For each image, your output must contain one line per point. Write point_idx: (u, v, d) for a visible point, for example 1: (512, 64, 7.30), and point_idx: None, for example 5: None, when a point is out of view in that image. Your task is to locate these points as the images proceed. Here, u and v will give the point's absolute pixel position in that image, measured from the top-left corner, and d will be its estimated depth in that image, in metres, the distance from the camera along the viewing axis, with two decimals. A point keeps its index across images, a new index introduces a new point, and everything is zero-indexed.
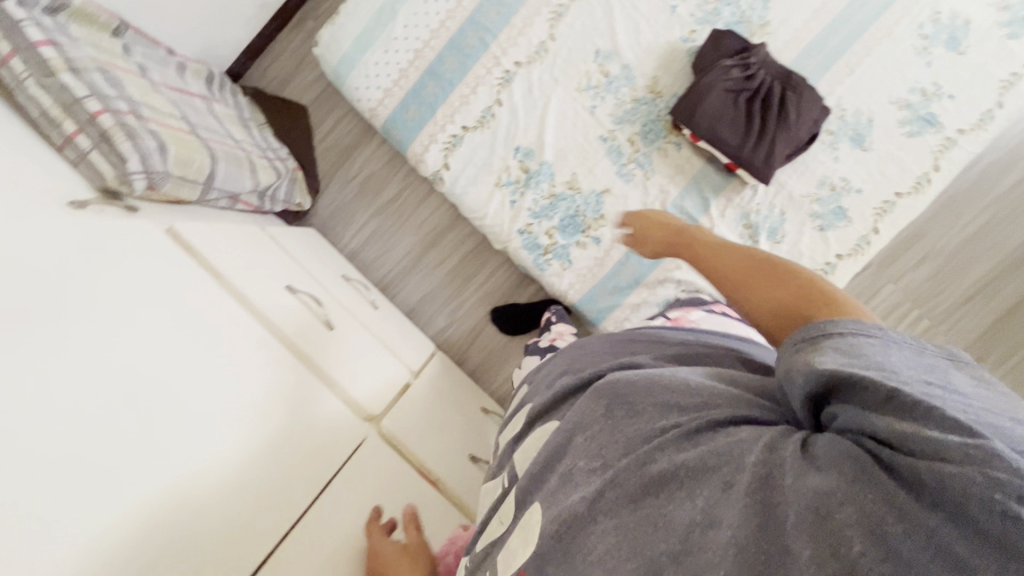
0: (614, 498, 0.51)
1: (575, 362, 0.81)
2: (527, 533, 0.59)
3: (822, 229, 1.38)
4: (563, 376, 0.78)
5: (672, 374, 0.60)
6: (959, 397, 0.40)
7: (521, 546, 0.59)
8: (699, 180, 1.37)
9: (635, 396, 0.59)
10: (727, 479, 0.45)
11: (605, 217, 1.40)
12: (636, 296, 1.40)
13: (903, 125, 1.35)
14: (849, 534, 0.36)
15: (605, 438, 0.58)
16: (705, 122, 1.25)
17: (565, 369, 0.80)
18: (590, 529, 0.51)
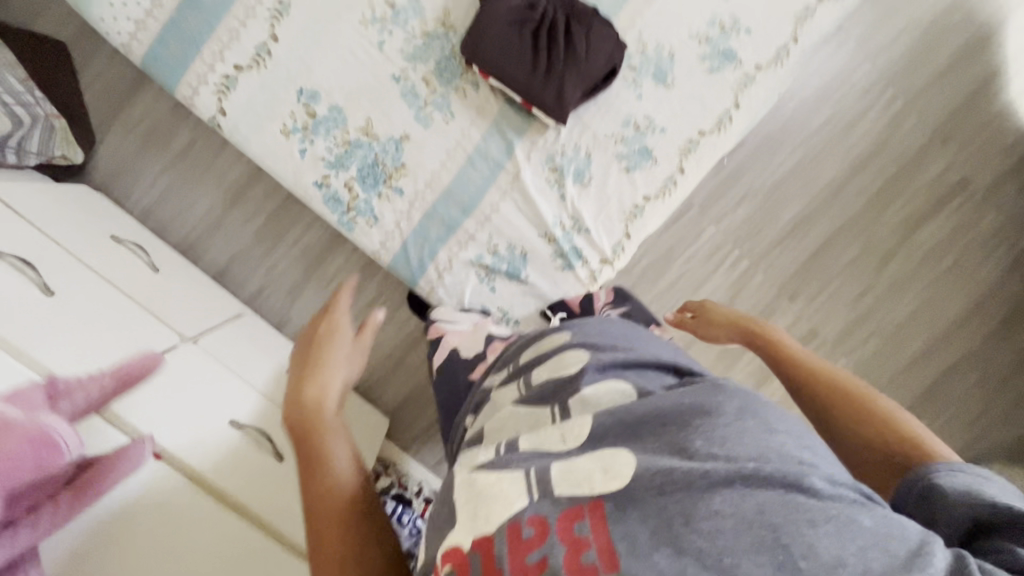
0: (760, 494, 0.48)
1: (615, 337, 0.78)
2: (612, 465, 0.53)
3: (629, 170, 1.36)
4: (609, 346, 0.74)
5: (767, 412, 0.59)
6: None
7: (599, 472, 0.53)
8: (499, 123, 1.32)
9: (757, 415, 0.56)
10: (863, 534, 0.46)
11: (406, 166, 1.33)
12: (447, 247, 1.36)
13: (704, 61, 1.33)
14: None
15: (726, 425, 0.54)
16: (489, 58, 1.22)
17: (609, 342, 0.76)
18: (698, 519, 0.47)
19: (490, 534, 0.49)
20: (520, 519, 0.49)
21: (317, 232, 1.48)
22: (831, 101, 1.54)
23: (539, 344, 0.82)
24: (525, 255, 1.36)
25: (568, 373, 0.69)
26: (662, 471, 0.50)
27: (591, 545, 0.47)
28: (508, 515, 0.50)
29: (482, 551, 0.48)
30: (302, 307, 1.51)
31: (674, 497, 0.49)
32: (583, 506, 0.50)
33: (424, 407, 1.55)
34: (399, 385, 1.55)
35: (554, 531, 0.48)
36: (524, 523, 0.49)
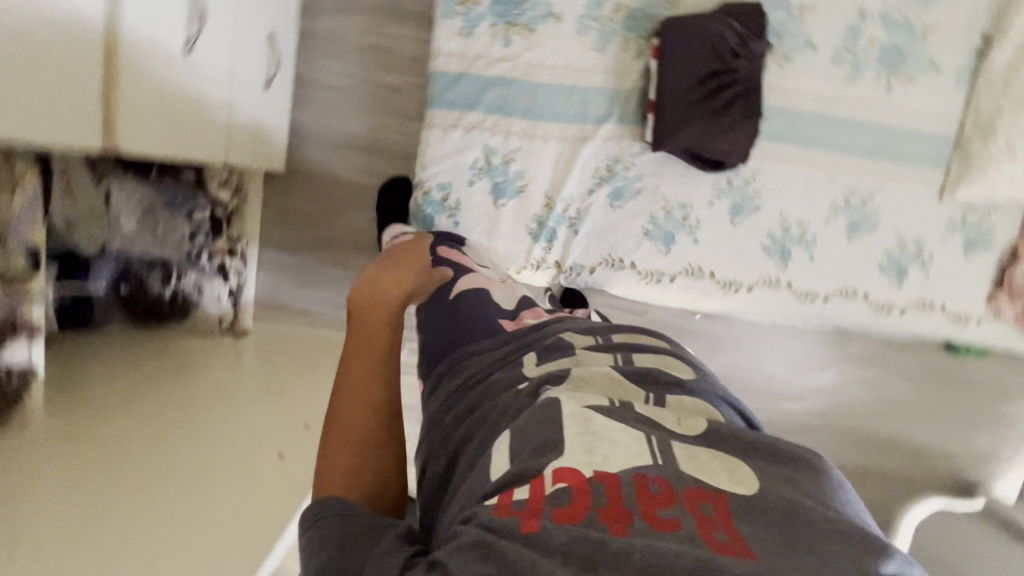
0: (904, 570, 0.46)
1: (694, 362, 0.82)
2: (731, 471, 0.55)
3: (646, 235, 1.37)
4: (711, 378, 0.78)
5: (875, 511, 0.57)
6: None
7: (727, 480, 0.54)
8: (618, 96, 1.29)
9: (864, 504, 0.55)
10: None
11: (532, 34, 1.26)
12: (482, 114, 1.29)
13: (767, 238, 1.39)
14: None
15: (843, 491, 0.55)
16: (673, 47, 1.21)
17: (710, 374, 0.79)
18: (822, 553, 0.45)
19: (620, 478, 0.54)
20: (645, 476, 0.54)
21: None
22: (790, 369, 1.62)
23: (634, 333, 0.85)
24: (519, 192, 1.33)
25: (680, 380, 0.74)
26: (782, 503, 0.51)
27: (720, 528, 0.48)
28: (631, 467, 0.55)
29: (608, 489, 0.53)
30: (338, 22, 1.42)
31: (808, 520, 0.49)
32: (708, 491, 0.52)
33: (326, 187, 1.51)
34: (327, 153, 1.48)
35: (680, 499, 0.52)
36: (651, 481, 0.54)
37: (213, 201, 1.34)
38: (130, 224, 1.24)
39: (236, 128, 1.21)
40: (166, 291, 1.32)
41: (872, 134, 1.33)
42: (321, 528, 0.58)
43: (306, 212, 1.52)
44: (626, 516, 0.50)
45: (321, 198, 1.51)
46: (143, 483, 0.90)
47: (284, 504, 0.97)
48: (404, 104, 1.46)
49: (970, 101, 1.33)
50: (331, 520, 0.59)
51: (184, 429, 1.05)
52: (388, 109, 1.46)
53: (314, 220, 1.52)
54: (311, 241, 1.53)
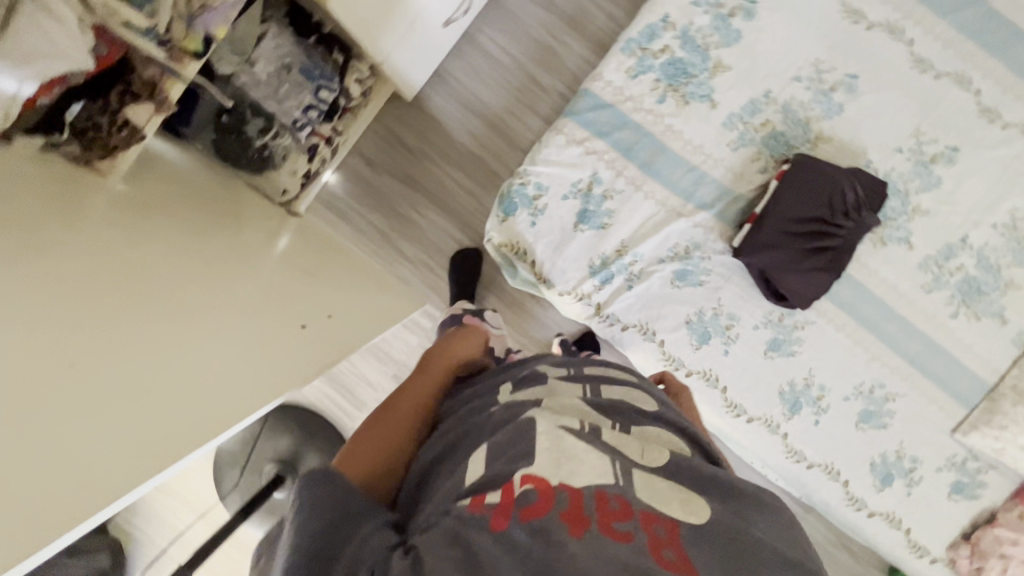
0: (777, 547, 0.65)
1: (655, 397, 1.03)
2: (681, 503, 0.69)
3: (686, 324, 1.41)
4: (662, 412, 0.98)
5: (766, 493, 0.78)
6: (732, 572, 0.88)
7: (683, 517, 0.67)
8: (727, 194, 1.36)
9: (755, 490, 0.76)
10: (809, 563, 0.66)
11: (684, 106, 1.34)
12: (607, 146, 1.35)
13: (787, 383, 1.42)
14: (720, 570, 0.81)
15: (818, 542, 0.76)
16: (796, 178, 1.27)
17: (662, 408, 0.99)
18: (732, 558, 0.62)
19: (584, 493, 0.65)
20: (605, 492, 0.66)
21: (603, 22, 1.52)
22: None
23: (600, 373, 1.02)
24: (601, 227, 1.37)
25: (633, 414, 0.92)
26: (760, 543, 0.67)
27: (666, 549, 0.60)
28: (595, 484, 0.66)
29: (571, 497, 0.64)
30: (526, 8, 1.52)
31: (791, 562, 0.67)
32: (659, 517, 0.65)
33: (434, 133, 1.56)
34: (451, 106, 1.55)
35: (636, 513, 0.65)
36: (613, 497, 0.65)
37: (343, 90, 1.39)
38: (265, 69, 1.28)
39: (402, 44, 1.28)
40: (257, 142, 1.34)
41: (921, 344, 1.39)
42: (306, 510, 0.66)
43: (405, 145, 1.57)
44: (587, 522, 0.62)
45: (426, 139, 1.57)
46: (191, 290, 0.92)
47: (290, 361, 1.03)
48: (540, 103, 1.53)
49: (1018, 362, 1.38)
50: (322, 491, 0.67)
51: (225, 255, 1.07)
52: (524, 99, 1.55)
53: (408, 155, 1.57)
54: (395, 171, 1.58)
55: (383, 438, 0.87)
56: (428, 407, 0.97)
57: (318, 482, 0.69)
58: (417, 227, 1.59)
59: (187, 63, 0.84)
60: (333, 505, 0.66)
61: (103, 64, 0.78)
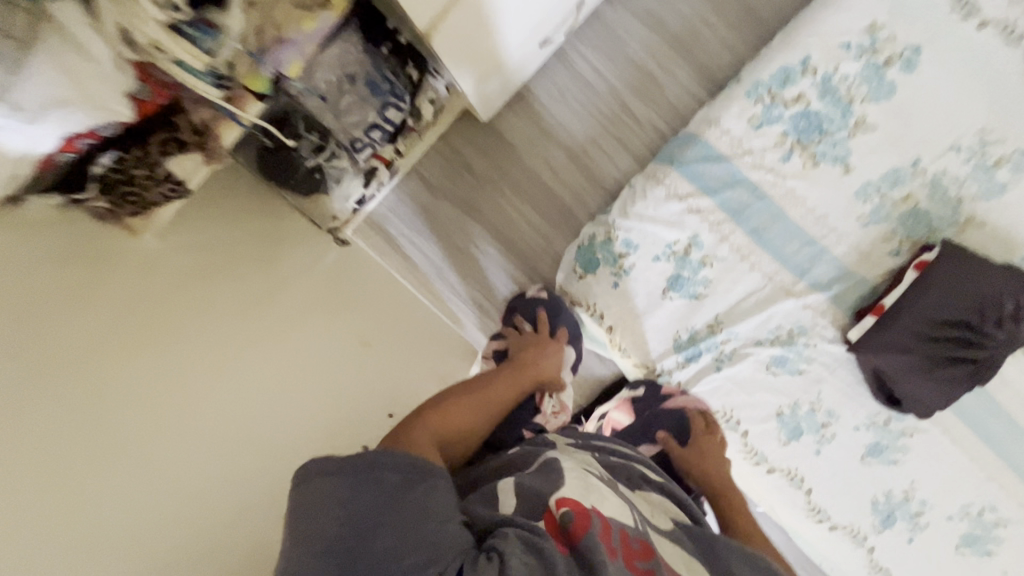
0: None
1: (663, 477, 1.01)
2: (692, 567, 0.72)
3: (776, 416, 1.22)
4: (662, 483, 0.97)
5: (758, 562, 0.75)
6: None
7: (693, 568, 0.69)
8: (848, 277, 1.16)
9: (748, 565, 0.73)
10: None
11: (812, 168, 1.13)
12: (714, 206, 1.16)
13: (882, 494, 1.24)
14: None
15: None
16: (943, 273, 1.06)
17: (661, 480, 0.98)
18: None
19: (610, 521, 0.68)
20: (624, 531, 0.69)
21: (718, 49, 1.29)
22: None
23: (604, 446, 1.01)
24: (694, 297, 1.19)
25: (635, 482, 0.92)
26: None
27: None
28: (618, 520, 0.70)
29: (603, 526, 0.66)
30: (629, 25, 1.30)
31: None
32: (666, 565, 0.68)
33: (506, 161, 1.36)
34: (528, 131, 1.34)
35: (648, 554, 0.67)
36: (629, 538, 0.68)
37: (413, 110, 1.21)
38: (326, 77, 1.07)
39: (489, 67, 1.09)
40: (310, 162, 1.13)
41: None
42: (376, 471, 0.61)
43: (472, 171, 1.37)
44: (615, 548, 0.64)
45: (496, 167, 1.36)
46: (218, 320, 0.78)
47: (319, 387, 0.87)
48: (633, 139, 1.32)
49: None
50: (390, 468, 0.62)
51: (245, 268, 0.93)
52: (616, 132, 1.33)
53: (474, 183, 1.37)
54: (457, 201, 1.38)
55: (462, 414, 0.88)
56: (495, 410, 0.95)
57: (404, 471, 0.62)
58: (477, 265, 1.39)
59: (250, 105, 0.67)
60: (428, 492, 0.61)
61: (143, 110, 0.60)
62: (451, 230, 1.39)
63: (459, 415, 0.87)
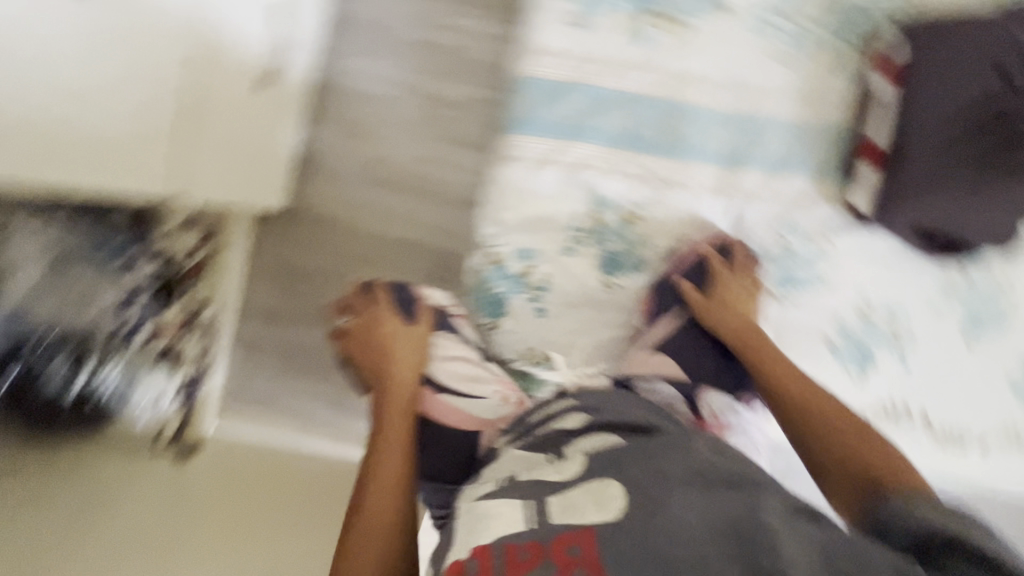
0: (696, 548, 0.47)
1: (616, 402, 0.72)
2: (601, 497, 0.55)
3: (828, 349, 0.85)
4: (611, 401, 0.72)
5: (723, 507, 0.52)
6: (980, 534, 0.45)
7: (591, 504, 0.54)
8: (811, 134, 0.82)
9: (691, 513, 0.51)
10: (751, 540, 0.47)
11: (684, 31, 0.81)
12: (595, 146, 0.83)
13: (1015, 365, 0.86)
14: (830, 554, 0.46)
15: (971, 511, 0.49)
16: (928, 65, 0.74)
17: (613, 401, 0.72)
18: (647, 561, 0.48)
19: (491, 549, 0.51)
20: (516, 541, 0.51)
21: None
22: None
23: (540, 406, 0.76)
24: (640, 267, 0.88)
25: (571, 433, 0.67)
26: (724, 518, 0.50)
27: (580, 563, 0.49)
28: (505, 535, 0.52)
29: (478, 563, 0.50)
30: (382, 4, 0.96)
31: (806, 548, 0.46)
32: (573, 531, 0.52)
33: (340, 240, 1.01)
34: (342, 190, 1.01)
35: (547, 554, 0.49)
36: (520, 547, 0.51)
37: (163, 256, 0.86)
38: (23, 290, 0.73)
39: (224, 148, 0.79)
40: (70, 396, 0.80)
41: None
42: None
43: (310, 276, 1.02)
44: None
45: (329, 253, 1.02)
46: None
47: None
48: (465, 129, 0.99)
49: None
50: None
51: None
52: (446, 131, 0.99)
53: (320, 289, 1.02)
54: (310, 317, 1.04)
55: (384, 518, 0.65)
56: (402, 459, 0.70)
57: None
58: None
59: None
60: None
61: None
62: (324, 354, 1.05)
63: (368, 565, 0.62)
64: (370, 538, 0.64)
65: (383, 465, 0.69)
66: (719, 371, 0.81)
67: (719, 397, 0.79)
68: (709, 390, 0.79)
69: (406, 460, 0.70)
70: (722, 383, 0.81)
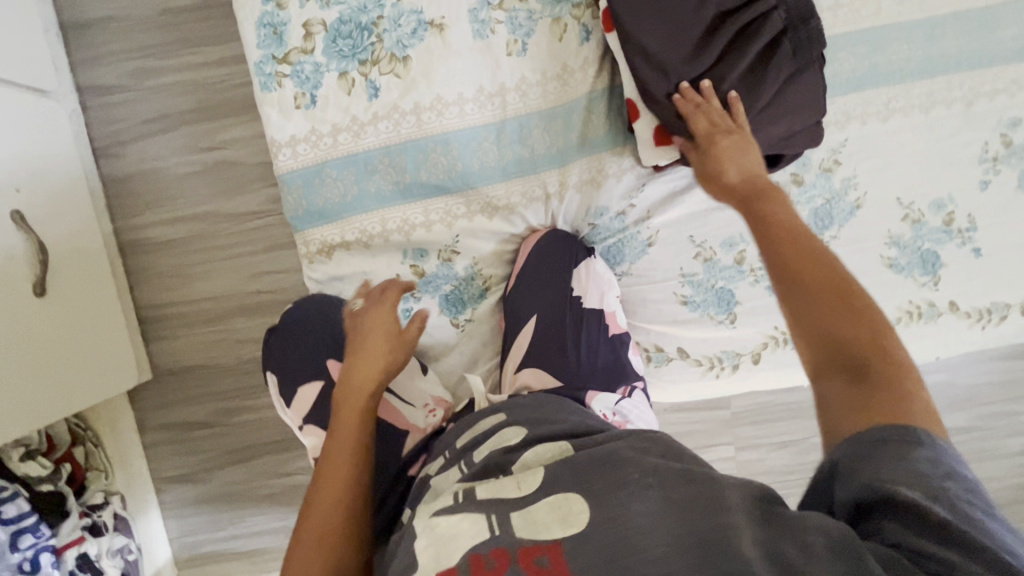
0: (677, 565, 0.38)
1: (553, 410, 0.63)
2: (566, 513, 0.46)
3: (686, 305, 0.83)
4: (542, 409, 0.64)
5: (711, 491, 0.43)
6: (975, 507, 0.37)
7: (555, 519, 0.45)
8: (577, 108, 0.76)
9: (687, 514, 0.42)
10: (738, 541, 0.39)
11: (407, 63, 0.76)
12: (378, 209, 0.79)
13: (889, 245, 0.81)
14: (795, 542, 0.38)
15: (938, 445, 0.40)
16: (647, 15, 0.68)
17: (542, 410, 0.63)
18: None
19: (455, 566, 0.44)
20: (481, 551, 0.44)
21: (240, 70, 0.93)
22: (977, 411, 1.01)
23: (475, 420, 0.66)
24: (484, 292, 0.84)
25: (509, 451, 0.57)
26: (688, 519, 0.41)
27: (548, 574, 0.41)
28: (469, 547, 0.45)
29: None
30: (146, 151, 0.95)
31: (770, 537, 0.39)
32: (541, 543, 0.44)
33: (212, 382, 1.01)
34: (195, 334, 1.00)
35: (514, 562, 0.43)
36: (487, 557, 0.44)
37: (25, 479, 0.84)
38: None
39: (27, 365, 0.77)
40: None
41: (1018, 17, 0.77)
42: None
43: (203, 424, 1.03)
44: None
45: (211, 395, 1.02)
46: None
47: None
48: (280, 231, 0.98)
49: None
50: None
51: None
52: (264, 240, 0.98)
53: (216, 431, 1.03)
54: (221, 460, 1.04)
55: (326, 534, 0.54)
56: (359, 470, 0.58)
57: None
58: None
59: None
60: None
61: None
62: (249, 489, 1.05)
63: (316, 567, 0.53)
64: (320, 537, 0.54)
65: (338, 461, 0.58)
66: (603, 354, 0.77)
67: (607, 395, 0.73)
68: (596, 391, 0.73)
69: (361, 454, 0.59)
70: (606, 376, 0.76)
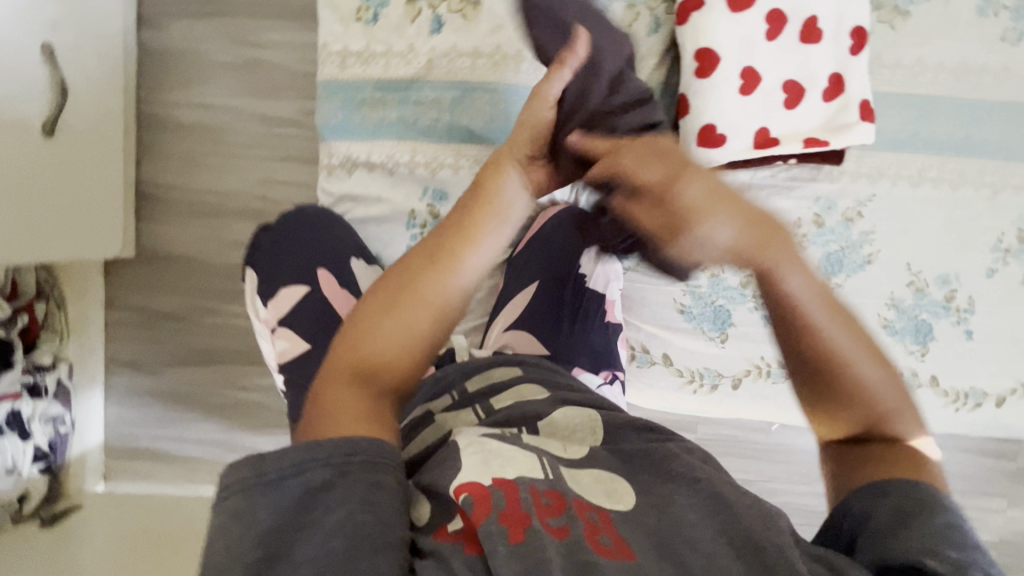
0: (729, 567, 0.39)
1: (568, 382, 0.65)
2: (610, 487, 0.46)
3: (681, 313, 0.83)
4: (558, 380, 0.64)
5: (764, 506, 0.44)
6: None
7: (604, 490, 0.45)
8: None
9: (748, 519, 0.42)
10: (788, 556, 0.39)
11: (475, 7, 0.76)
12: (409, 141, 0.79)
13: (889, 306, 0.83)
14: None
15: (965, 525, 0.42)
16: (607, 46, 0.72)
17: (556, 380, 0.64)
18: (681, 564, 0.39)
19: (513, 482, 0.43)
20: (539, 486, 0.43)
21: None
22: None
23: (489, 368, 0.64)
24: None
25: (538, 408, 0.56)
26: (739, 523, 0.42)
27: (606, 530, 0.41)
28: (525, 475, 0.44)
29: (504, 497, 0.41)
30: (190, 30, 0.94)
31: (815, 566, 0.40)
32: (592, 504, 0.44)
33: (194, 276, 0.99)
34: (189, 223, 0.98)
35: (569, 506, 0.43)
36: (543, 490, 0.43)
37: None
38: None
39: (30, 212, 0.77)
40: None
41: None
42: (270, 481, 0.37)
43: (172, 316, 1.00)
44: (531, 515, 0.41)
45: (189, 289, 0.99)
46: None
47: None
48: (303, 144, 0.96)
49: None
50: None
51: None
52: (284, 149, 0.97)
53: (184, 327, 1.00)
54: (182, 357, 1.01)
55: (412, 306, 0.48)
56: (457, 275, 0.52)
57: (333, 461, 0.38)
58: (261, 408, 1.02)
59: None
60: (367, 493, 0.37)
61: None
62: (201, 393, 1.02)
63: (386, 324, 0.47)
64: (397, 300, 0.48)
65: (447, 246, 0.53)
66: (593, 338, 0.78)
67: (591, 375, 0.73)
68: (582, 368, 0.74)
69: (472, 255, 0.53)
70: (593, 357, 0.76)
